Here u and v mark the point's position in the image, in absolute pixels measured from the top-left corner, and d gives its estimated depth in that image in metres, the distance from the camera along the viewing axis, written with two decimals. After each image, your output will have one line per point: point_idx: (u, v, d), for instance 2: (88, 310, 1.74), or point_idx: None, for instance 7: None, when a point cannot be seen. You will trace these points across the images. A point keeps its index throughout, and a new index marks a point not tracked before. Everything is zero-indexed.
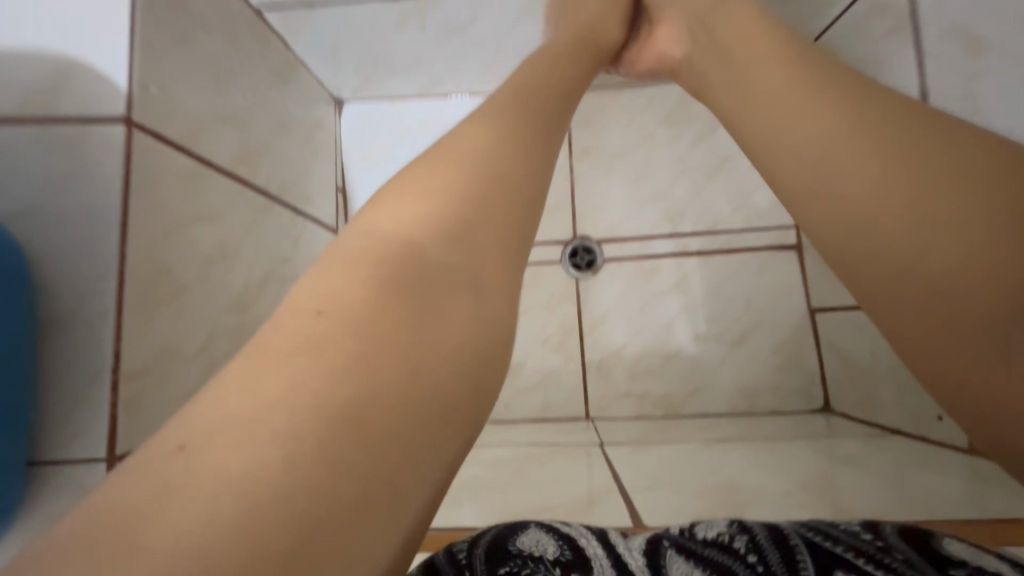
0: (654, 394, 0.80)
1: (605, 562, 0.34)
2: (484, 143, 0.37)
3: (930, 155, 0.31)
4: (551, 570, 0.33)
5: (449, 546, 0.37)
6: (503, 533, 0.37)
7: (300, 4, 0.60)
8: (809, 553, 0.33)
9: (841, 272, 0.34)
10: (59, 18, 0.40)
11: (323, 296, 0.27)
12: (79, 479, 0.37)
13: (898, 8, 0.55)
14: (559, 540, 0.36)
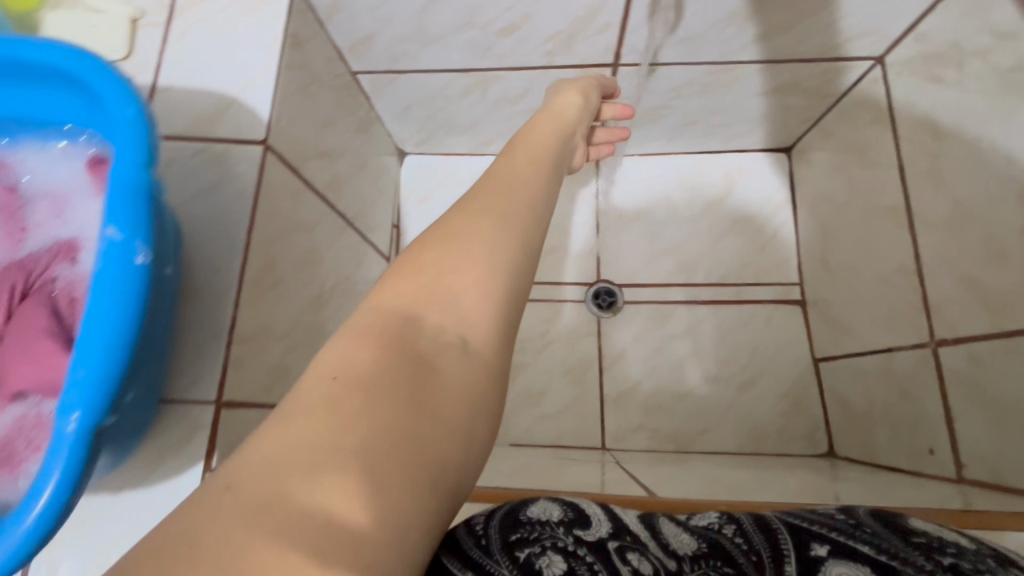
0: (666, 430, 0.85)
1: (602, 517, 0.39)
2: (484, 224, 0.39)
3: None
4: (556, 529, 0.36)
5: (467, 520, 0.39)
6: (514, 507, 0.39)
7: (389, 71, 0.74)
8: (788, 532, 0.37)
9: None
10: (225, 66, 0.54)
11: (339, 363, 0.30)
12: (190, 418, 0.45)
13: (878, 104, 0.68)
14: (563, 506, 0.39)
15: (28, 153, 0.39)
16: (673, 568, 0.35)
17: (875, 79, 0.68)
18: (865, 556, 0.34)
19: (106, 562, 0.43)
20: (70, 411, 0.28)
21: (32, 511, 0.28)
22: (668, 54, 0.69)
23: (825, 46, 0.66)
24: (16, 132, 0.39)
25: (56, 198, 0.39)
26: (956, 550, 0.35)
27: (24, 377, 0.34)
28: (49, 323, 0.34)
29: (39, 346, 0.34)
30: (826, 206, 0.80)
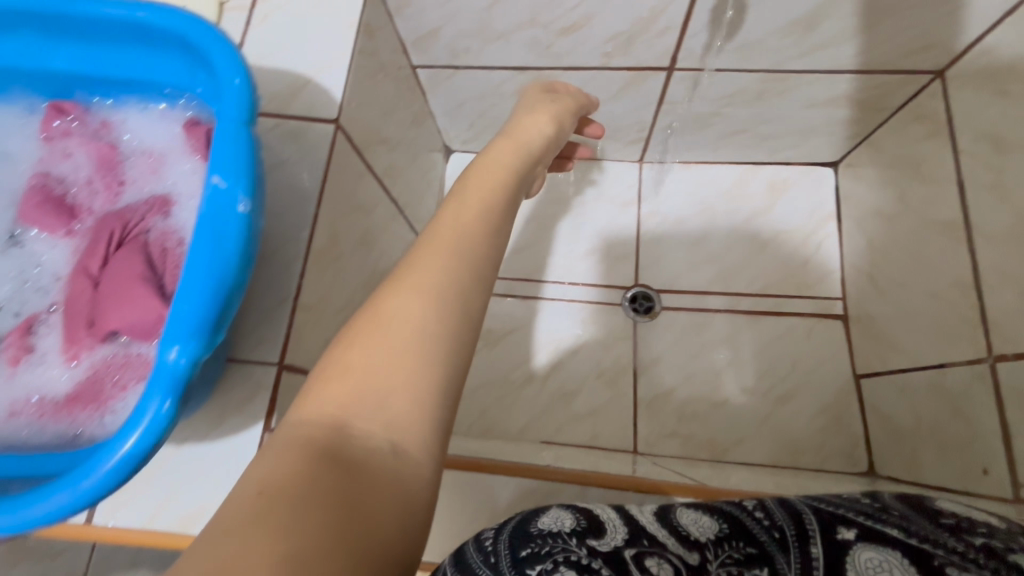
0: (700, 438, 0.84)
1: (618, 522, 0.37)
2: (415, 306, 0.34)
3: None
4: (568, 541, 0.34)
5: (477, 535, 0.38)
6: (526, 517, 0.37)
7: (448, 66, 0.76)
8: (814, 514, 0.36)
9: None
10: (302, 49, 0.56)
11: (266, 475, 0.26)
12: (254, 378, 0.46)
13: (936, 117, 0.68)
14: (575, 513, 0.37)
15: (130, 114, 0.42)
16: (696, 563, 0.33)
17: (934, 93, 0.68)
18: (894, 539, 0.33)
19: (168, 510, 0.44)
20: (178, 343, 0.31)
21: (131, 438, 0.30)
22: (725, 60, 0.70)
23: (885, 57, 0.67)
24: (120, 93, 0.42)
25: (153, 157, 0.41)
26: (986, 528, 0.34)
27: (117, 317, 0.36)
28: (143, 269, 0.36)
29: (132, 289, 0.36)
30: (874, 220, 0.80)
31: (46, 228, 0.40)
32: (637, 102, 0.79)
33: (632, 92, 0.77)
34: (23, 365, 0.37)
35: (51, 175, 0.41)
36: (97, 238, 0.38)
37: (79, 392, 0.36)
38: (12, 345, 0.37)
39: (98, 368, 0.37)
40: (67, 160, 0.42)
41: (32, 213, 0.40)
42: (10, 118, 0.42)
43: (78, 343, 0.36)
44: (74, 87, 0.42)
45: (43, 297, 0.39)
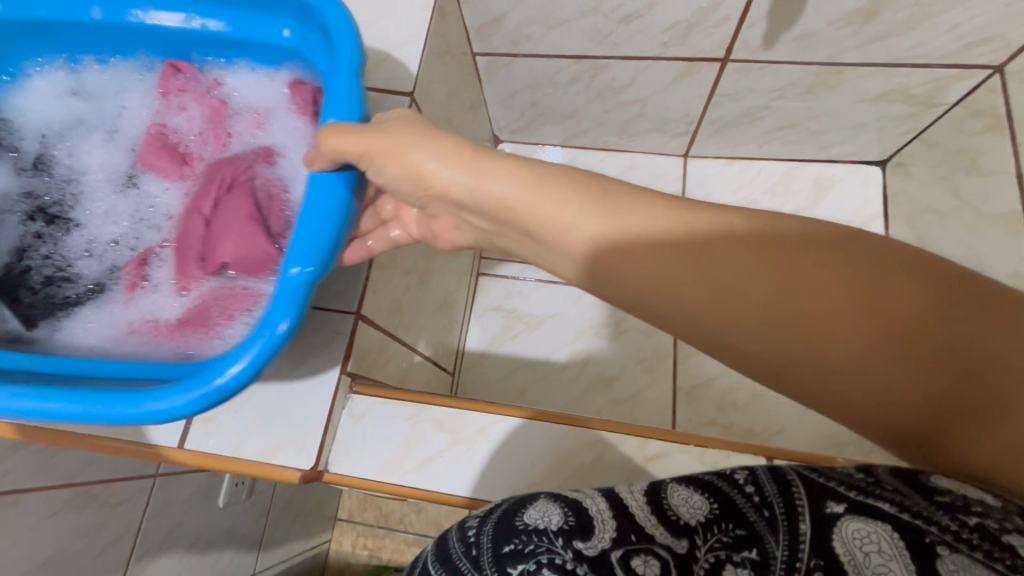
0: (740, 427, 0.84)
1: (606, 514, 0.32)
2: None
3: (843, 354, 0.30)
4: (553, 541, 0.31)
5: (461, 521, 0.36)
6: (512, 510, 0.34)
7: (507, 54, 0.79)
8: (803, 482, 0.32)
9: (783, 377, 0.33)
10: (385, 24, 0.60)
11: None
12: (335, 324, 0.50)
13: (995, 111, 0.68)
14: (563, 507, 0.33)
15: (237, 76, 0.54)
16: (684, 552, 0.30)
17: (992, 88, 0.69)
18: (883, 513, 0.29)
19: (249, 442, 0.48)
20: (300, 263, 0.38)
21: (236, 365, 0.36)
22: (780, 51, 0.71)
23: (943, 49, 0.68)
24: (232, 57, 0.54)
25: (258, 115, 0.54)
26: (983, 506, 0.28)
27: (225, 253, 0.45)
28: (252, 208, 0.46)
29: (247, 226, 0.45)
30: (924, 217, 0.79)
31: (164, 171, 0.53)
32: (690, 92, 0.80)
33: (686, 82, 0.79)
34: (141, 291, 0.49)
35: (167, 126, 0.54)
36: (212, 180, 0.49)
37: (189, 320, 0.46)
38: (133, 271, 0.50)
39: (208, 295, 0.47)
40: (180, 114, 0.55)
41: (151, 157, 0.53)
42: (131, 74, 0.56)
43: (192, 275, 0.47)
44: (190, 49, 0.54)
45: (156, 233, 0.52)
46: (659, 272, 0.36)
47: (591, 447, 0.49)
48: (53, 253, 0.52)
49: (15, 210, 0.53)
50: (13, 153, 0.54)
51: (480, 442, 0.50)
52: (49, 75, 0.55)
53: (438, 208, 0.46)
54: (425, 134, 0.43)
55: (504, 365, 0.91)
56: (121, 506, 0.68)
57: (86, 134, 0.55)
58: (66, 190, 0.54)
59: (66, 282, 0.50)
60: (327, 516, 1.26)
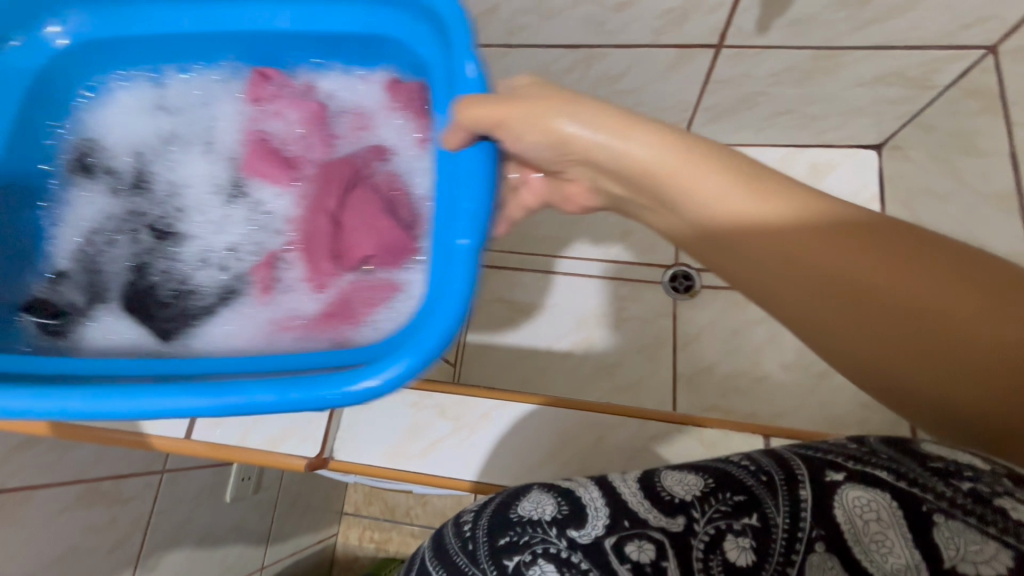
0: (741, 411, 0.84)
1: (600, 503, 0.38)
2: None
3: (917, 361, 0.33)
4: (548, 531, 0.37)
5: (456, 520, 0.42)
6: (509, 500, 0.41)
7: (503, 45, 0.79)
8: (802, 459, 0.37)
9: (862, 368, 0.35)
10: None
11: None
12: None
13: (989, 92, 0.69)
14: (557, 499, 0.39)
15: (333, 79, 0.55)
16: (680, 528, 0.35)
17: (987, 69, 0.69)
18: (881, 481, 0.33)
19: (258, 432, 0.51)
20: (465, 234, 0.38)
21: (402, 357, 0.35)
22: (775, 36, 0.71)
23: (937, 31, 0.68)
24: (325, 57, 0.55)
25: (359, 116, 0.55)
26: (973, 471, 0.31)
27: (362, 249, 0.47)
28: (379, 204, 0.49)
29: (376, 221, 0.48)
30: (923, 198, 0.80)
31: (272, 177, 0.53)
32: (686, 80, 0.81)
33: (682, 70, 0.79)
34: (275, 293, 0.50)
35: (265, 132, 0.55)
36: (329, 180, 0.50)
37: (331, 312, 0.47)
38: (263, 274, 0.51)
39: (348, 291, 0.48)
40: (276, 120, 0.55)
41: (258, 165, 0.53)
42: (218, 84, 0.56)
43: (322, 270, 0.49)
44: (284, 56, 0.55)
45: (277, 238, 0.52)
46: (757, 257, 0.38)
47: (593, 429, 0.50)
48: (170, 268, 0.52)
49: (125, 228, 0.53)
50: (110, 172, 0.55)
51: (483, 427, 0.51)
52: (130, 89, 0.56)
53: (577, 168, 0.45)
54: (563, 99, 0.41)
55: (506, 356, 0.91)
56: (130, 502, 0.70)
57: (183, 149, 0.56)
58: (169, 204, 0.54)
59: (189, 295, 0.51)
60: (334, 510, 1.28)
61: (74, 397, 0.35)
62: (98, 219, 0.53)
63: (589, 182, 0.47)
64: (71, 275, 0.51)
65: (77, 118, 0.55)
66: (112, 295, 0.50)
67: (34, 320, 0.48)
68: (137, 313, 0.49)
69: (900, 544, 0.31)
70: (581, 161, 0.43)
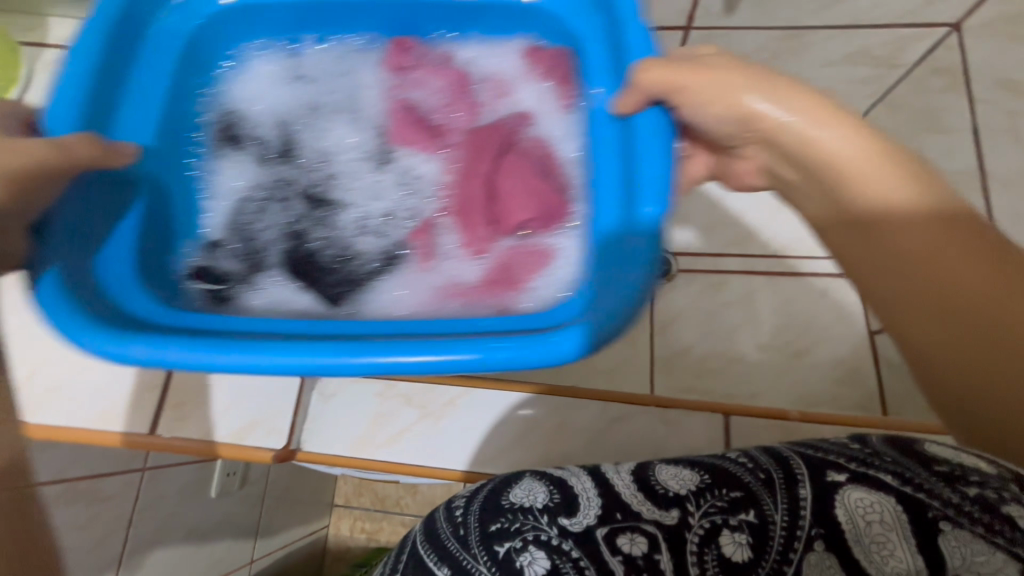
0: (718, 392, 0.84)
1: (592, 495, 0.43)
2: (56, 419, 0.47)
3: (967, 353, 0.36)
4: (539, 518, 0.41)
5: (449, 504, 0.46)
6: (500, 488, 0.45)
7: None
8: (803, 460, 0.43)
9: (914, 356, 0.39)
10: None
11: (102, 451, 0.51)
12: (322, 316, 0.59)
13: (952, 70, 0.69)
14: (549, 488, 0.44)
15: (471, 47, 0.63)
16: (672, 522, 0.40)
17: (952, 47, 0.69)
18: (884, 484, 0.38)
19: (225, 424, 0.54)
20: (651, 202, 0.44)
21: (610, 303, 0.41)
22: (742, 15, 0.71)
23: (900, 8, 0.68)
24: (466, 29, 0.62)
25: (498, 82, 0.62)
26: (980, 477, 0.36)
27: (520, 216, 0.54)
28: (532, 174, 0.55)
29: (535, 188, 0.55)
30: None
31: (417, 142, 0.60)
32: None
33: None
34: (435, 259, 0.56)
35: (410, 100, 0.62)
36: (481, 148, 0.58)
37: (497, 279, 0.53)
38: (421, 241, 0.57)
39: (504, 257, 0.54)
40: (418, 89, 0.62)
41: (405, 132, 0.60)
42: (361, 56, 0.63)
43: (479, 233, 0.55)
44: (425, 28, 0.62)
45: (430, 204, 0.59)
46: (862, 227, 0.42)
47: (556, 413, 0.54)
48: (330, 235, 0.58)
49: (275, 195, 0.59)
50: (258, 141, 0.60)
51: (449, 413, 0.54)
52: (269, 58, 0.63)
53: (756, 150, 0.48)
54: (749, 75, 0.45)
55: None
56: (110, 501, 0.69)
57: (329, 116, 0.62)
58: (321, 170, 0.60)
59: (352, 259, 0.56)
60: (324, 502, 1.28)
61: (272, 351, 0.39)
62: (252, 188, 0.59)
63: (763, 167, 0.49)
64: (227, 244, 0.56)
65: (225, 89, 0.61)
66: (273, 261, 0.56)
67: (198, 288, 0.54)
68: (303, 279, 0.55)
69: (901, 543, 0.35)
70: (761, 143, 0.46)
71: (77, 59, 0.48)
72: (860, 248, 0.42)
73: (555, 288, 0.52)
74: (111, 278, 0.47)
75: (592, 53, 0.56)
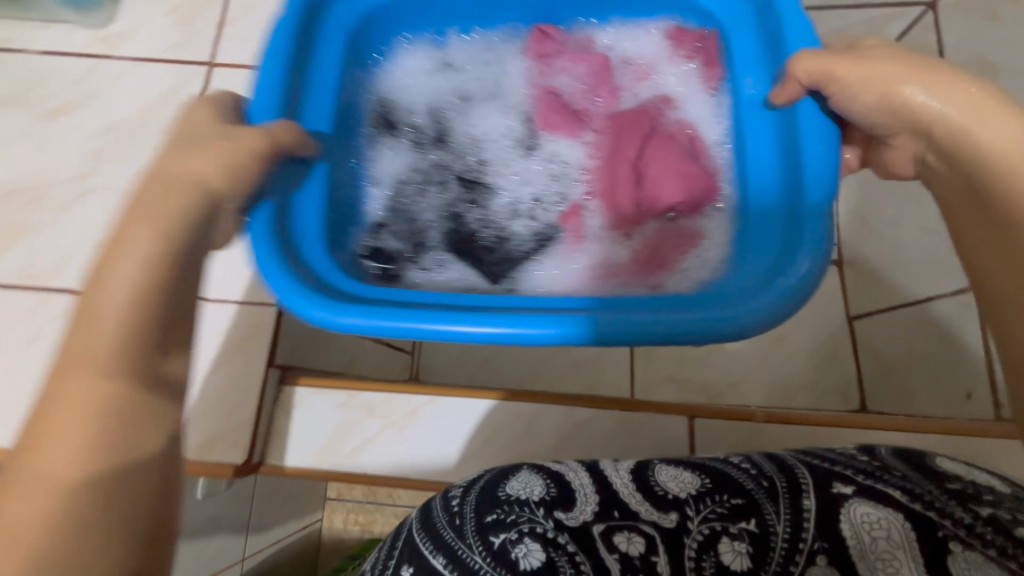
0: (697, 381, 0.85)
1: (590, 491, 0.42)
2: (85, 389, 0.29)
3: None
4: (535, 511, 0.40)
5: (444, 493, 0.44)
6: (495, 479, 0.43)
7: None
8: (808, 470, 0.41)
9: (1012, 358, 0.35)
10: None
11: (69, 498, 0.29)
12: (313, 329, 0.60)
13: (926, 51, 0.68)
14: (545, 481, 0.42)
15: (613, 33, 0.61)
16: (671, 525, 0.39)
17: (927, 26, 0.69)
18: (896, 501, 0.38)
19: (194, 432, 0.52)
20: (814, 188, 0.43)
21: (778, 286, 0.40)
22: None
23: None
24: (607, 16, 0.60)
25: (641, 67, 0.60)
26: (992, 498, 0.38)
27: (672, 197, 0.52)
28: (687, 155, 0.54)
29: (683, 168, 0.53)
30: None
31: (563, 130, 0.59)
32: None
33: None
34: (584, 239, 0.55)
35: (554, 88, 0.61)
36: (628, 130, 0.57)
37: (649, 258, 0.52)
38: (572, 223, 0.56)
39: (655, 237, 0.53)
40: (563, 75, 0.61)
41: (550, 119, 0.60)
42: (506, 45, 0.62)
43: (625, 214, 0.54)
44: (562, 14, 0.60)
45: (578, 188, 0.58)
46: (976, 213, 0.38)
47: (521, 420, 0.54)
48: (484, 217, 0.58)
49: (432, 178, 0.58)
50: (414, 128, 0.60)
51: (412, 422, 0.54)
52: (418, 50, 0.61)
53: (908, 138, 0.42)
54: (919, 67, 0.41)
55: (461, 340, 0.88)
56: None
57: (479, 104, 0.61)
58: (474, 158, 0.60)
59: (504, 241, 0.56)
60: (316, 496, 1.28)
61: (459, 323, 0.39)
62: (406, 172, 0.58)
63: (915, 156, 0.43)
64: (392, 225, 0.56)
65: (382, 80, 0.60)
66: (435, 240, 0.56)
67: (372, 265, 0.53)
68: (467, 258, 0.55)
69: (907, 559, 0.36)
70: (917, 134, 0.41)
71: (277, 44, 0.48)
72: (971, 233, 0.38)
73: (702, 266, 0.50)
74: (305, 227, 0.47)
75: (738, 41, 0.54)
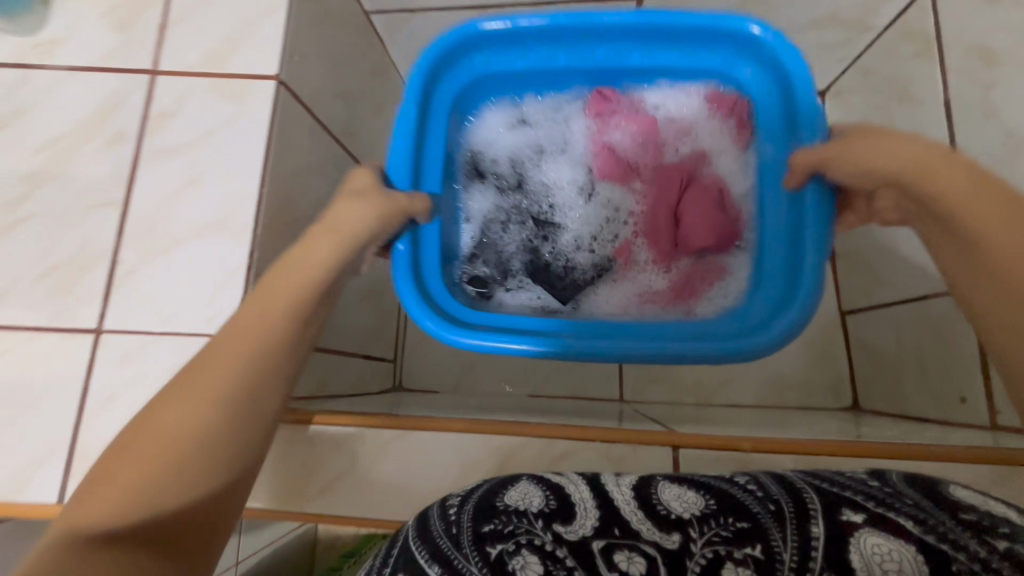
0: (688, 380, 0.83)
1: (590, 505, 0.40)
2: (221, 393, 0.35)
3: None
4: (533, 523, 0.39)
5: (443, 501, 0.43)
6: (494, 490, 0.42)
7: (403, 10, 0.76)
8: (817, 494, 0.39)
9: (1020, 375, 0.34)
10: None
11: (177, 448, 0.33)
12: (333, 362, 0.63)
13: (923, 35, 0.64)
14: (544, 492, 0.41)
15: (661, 92, 0.66)
16: (674, 546, 0.37)
17: (923, 8, 0.64)
18: (907, 531, 0.36)
19: None
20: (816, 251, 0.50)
21: (784, 330, 0.48)
22: None
23: None
24: (656, 80, 0.65)
25: (683, 124, 0.66)
26: (1009, 529, 0.35)
27: (699, 241, 0.61)
28: (716, 206, 0.61)
29: (714, 218, 0.60)
30: None
31: (615, 178, 0.66)
32: None
33: None
34: (633, 266, 0.64)
35: (610, 143, 0.67)
36: (667, 181, 0.64)
37: (679, 287, 0.61)
38: (625, 255, 0.64)
39: (687, 269, 0.62)
40: (617, 132, 0.67)
41: (608, 169, 0.66)
42: (571, 102, 0.67)
43: (663, 250, 0.63)
44: (620, 79, 0.65)
45: (627, 228, 0.65)
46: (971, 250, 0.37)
47: (495, 451, 0.52)
48: (554, 250, 0.66)
49: (513, 217, 0.66)
50: (498, 176, 0.67)
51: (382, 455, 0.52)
52: (497, 110, 0.67)
53: (887, 193, 0.45)
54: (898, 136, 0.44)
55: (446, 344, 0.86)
56: None
57: (548, 156, 0.68)
58: (548, 200, 0.67)
59: (571, 270, 0.65)
60: None
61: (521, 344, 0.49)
62: (491, 213, 0.66)
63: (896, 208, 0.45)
64: (483, 257, 0.64)
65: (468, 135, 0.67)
66: (518, 267, 0.65)
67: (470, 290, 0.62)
68: (544, 285, 0.64)
69: None
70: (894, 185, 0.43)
71: (405, 116, 0.56)
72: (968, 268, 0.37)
73: (722, 301, 0.59)
74: (427, 256, 0.56)
75: (767, 112, 0.60)
